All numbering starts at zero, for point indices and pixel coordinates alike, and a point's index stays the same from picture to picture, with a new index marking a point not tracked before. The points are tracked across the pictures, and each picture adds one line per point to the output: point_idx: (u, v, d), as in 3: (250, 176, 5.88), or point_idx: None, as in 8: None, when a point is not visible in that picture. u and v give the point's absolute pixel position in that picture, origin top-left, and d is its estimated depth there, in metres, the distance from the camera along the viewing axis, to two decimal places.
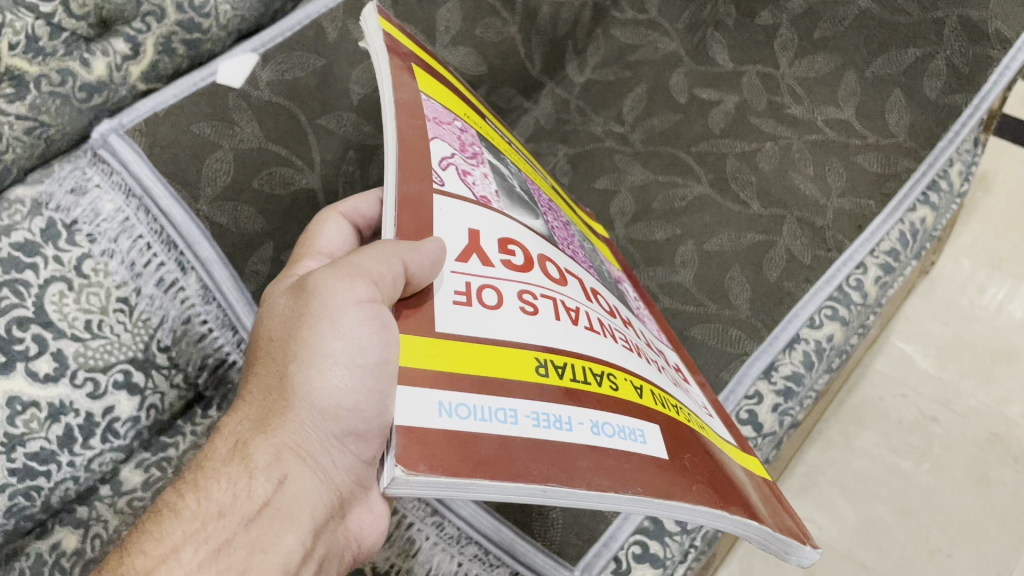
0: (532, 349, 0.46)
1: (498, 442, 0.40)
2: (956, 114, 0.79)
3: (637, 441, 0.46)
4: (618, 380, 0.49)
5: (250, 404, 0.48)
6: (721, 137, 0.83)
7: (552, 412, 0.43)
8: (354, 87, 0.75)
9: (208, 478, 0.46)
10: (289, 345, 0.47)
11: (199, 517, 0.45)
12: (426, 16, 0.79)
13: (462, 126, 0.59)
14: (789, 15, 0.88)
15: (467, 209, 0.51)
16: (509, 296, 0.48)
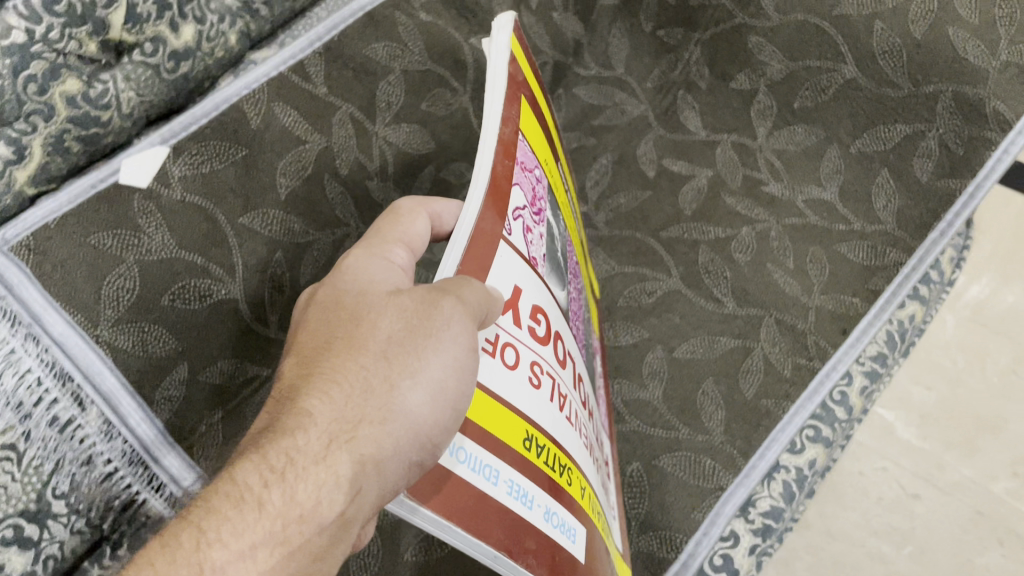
0: (533, 429, 0.49)
1: (476, 493, 0.44)
2: (951, 200, 0.72)
3: (568, 539, 0.50)
4: (575, 475, 0.53)
5: (343, 391, 0.42)
6: (693, 221, 0.76)
7: (525, 487, 0.47)
8: (282, 179, 0.66)
9: (295, 470, 0.39)
10: (406, 355, 0.44)
11: (278, 515, 0.38)
12: (364, 91, 0.70)
13: (539, 176, 0.60)
14: (768, 79, 0.79)
15: (521, 266, 0.53)
16: (524, 362, 0.51)
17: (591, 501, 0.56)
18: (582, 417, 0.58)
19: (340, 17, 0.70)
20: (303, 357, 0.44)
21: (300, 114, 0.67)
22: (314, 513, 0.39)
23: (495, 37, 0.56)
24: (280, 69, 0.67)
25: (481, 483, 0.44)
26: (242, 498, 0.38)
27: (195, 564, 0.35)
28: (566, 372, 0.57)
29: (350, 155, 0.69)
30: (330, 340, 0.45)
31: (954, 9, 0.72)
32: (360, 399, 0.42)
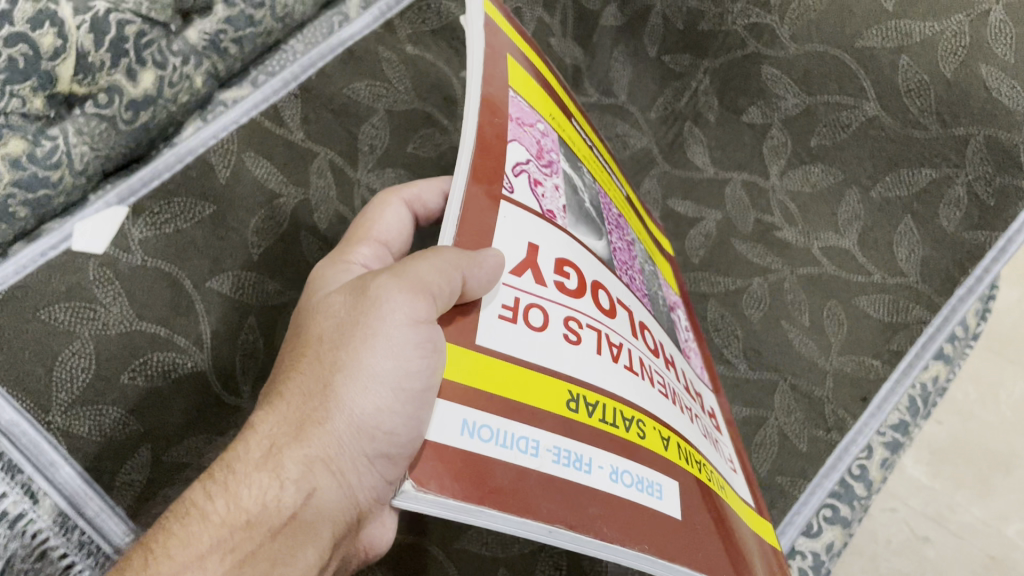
0: (574, 386, 0.42)
1: (510, 468, 0.37)
2: (978, 253, 0.67)
3: (657, 499, 0.43)
4: (648, 430, 0.45)
5: (286, 399, 0.43)
6: (701, 270, 0.71)
7: (575, 450, 0.40)
8: (253, 237, 0.60)
9: (235, 479, 0.41)
10: (339, 351, 0.43)
11: (223, 526, 0.40)
12: (346, 133, 0.64)
13: (550, 131, 0.53)
14: (784, 113, 0.73)
15: (534, 222, 0.46)
16: (555, 319, 0.44)
17: (699, 461, 0.49)
18: (667, 377, 0.52)
19: (318, 54, 0.65)
20: (272, 374, 0.46)
21: (275, 164, 0.61)
22: (266, 519, 0.40)
23: (468, 10, 0.52)
24: (251, 114, 0.62)
25: (517, 458, 0.38)
26: (189, 513, 0.40)
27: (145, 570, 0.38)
28: (618, 320, 0.49)
29: (331, 206, 0.62)
30: (293, 349, 0.46)
31: (988, 46, 0.68)
32: (303, 401, 0.42)
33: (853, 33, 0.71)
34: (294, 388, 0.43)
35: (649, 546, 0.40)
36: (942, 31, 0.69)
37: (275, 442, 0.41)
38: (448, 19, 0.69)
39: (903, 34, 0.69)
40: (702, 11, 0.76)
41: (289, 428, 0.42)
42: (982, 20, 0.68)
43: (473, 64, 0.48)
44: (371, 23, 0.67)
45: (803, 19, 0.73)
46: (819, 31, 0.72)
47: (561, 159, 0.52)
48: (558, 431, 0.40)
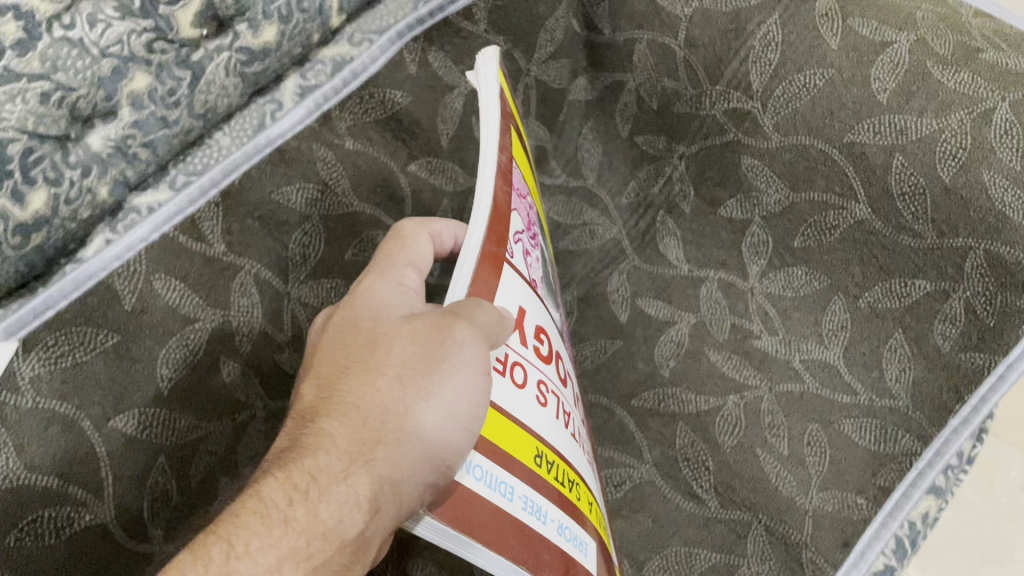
0: (543, 446, 0.49)
1: (495, 510, 0.45)
2: (978, 378, 0.60)
3: (582, 554, 0.50)
4: (580, 492, 0.53)
5: (359, 414, 0.44)
6: (671, 385, 0.65)
7: (538, 502, 0.47)
8: (163, 368, 0.53)
9: (320, 488, 0.41)
10: (420, 377, 0.45)
11: (304, 532, 0.40)
12: (274, 243, 0.57)
13: (531, 203, 0.59)
14: (764, 210, 0.67)
15: (524, 288, 0.53)
16: (530, 381, 0.51)
17: (600, 516, 0.56)
18: (585, 436, 0.58)
19: (243, 155, 0.57)
20: (317, 389, 0.46)
21: (189, 284, 0.54)
22: (337, 534, 0.41)
23: (482, 66, 0.53)
24: (163, 229, 0.54)
25: (500, 501, 0.45)
26: (268, 513, 0.40)
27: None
28: (566, 393, 0.56)
29: (254, 326, 0.57)
30: (350, 364, 0.47)
31: (992, 148, 0.59)
32: (374, 426, 0.44)
33: (843, 127, 0.63)
34: (364, 404, 0.44)
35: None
36: (940, 130, 0.60)
37: (354, 455, 0.43)
38: (393, 107, 0.62)
39: (894, 131, 0.62)
40: (677, 90, 0.69)
41: (363, 442, 0.43)
42: (985, 118, 0.60)
43: (491, 119, 0.52)
44: (307, 115, 0.59)
45: (783, 108, 0.65)
46: (804, 123, 0.64)
47: (539, 234, 0.60)
48: (528, 479, 0.47)
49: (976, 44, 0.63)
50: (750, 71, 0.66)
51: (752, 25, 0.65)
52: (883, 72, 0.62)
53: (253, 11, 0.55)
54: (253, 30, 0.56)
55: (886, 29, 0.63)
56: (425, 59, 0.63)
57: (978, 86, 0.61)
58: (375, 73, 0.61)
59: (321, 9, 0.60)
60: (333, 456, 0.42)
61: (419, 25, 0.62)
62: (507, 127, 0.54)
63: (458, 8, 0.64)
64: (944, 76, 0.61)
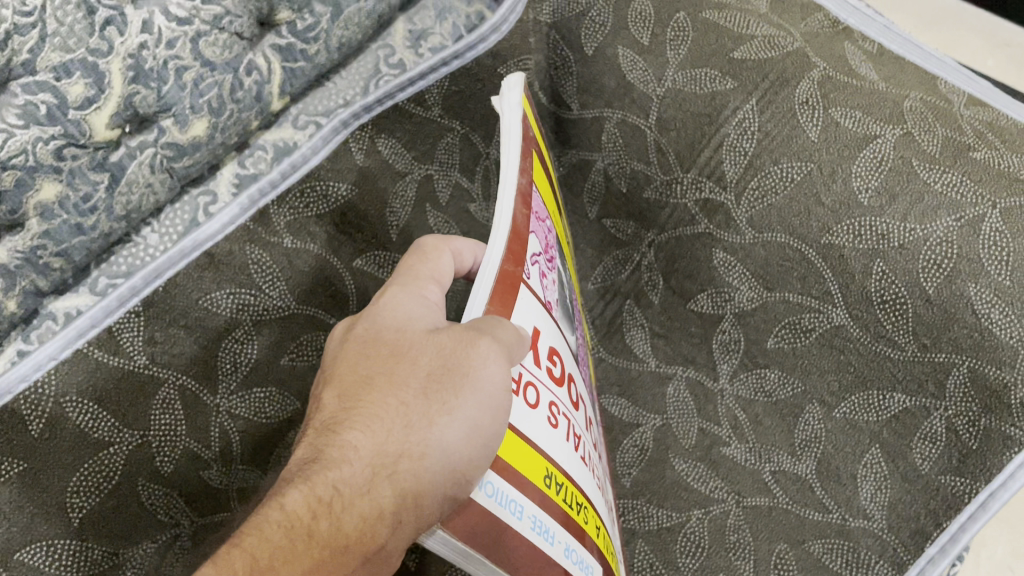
0: (554, 468, 0.44)
1: (502, 528, 0.41)
2: (958, 505, 0.56)
3: None
4: (592, 518, 0.47)
5: (384, 423, 0.40)
6: (632, 498, 0.61)
7: (548, 524, 0.43)
8: (72, 497, 0.50)
9: (343, 501, 0.38)
10: (444, 390, 0.41)
11: (327, 546, 0.37)
12: (200, 352, 0.53)
13: (550, 224, 0.53)
14: (736, 306, 0.63)
15: (541, 309, 0.47)
16: (545, 403, 0.46)
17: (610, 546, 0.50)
18: (597, 460, 0.53)
19: (167, 260, 0.53)
20: (334, 401, 0.42)
21: (103, 405, 0.51)
22: (359, 549, 0.38)
23: (505, 93, 0.49)
24: (76, 344, 0.51)
25: (508, 522, 0.41)
26: (291, 528, 0.37)
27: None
28: (580, 411, 0.50)
29: (176, 445, 0.53)
30: (372, 375, 0.42)
31: (979, 260, 0.55)
32: (398, 440, 0.40)
33: (820, 226, 0.59)
34: (388, 412, 0.41)
35: None
36: (924, 237, 0.56)
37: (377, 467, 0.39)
38: (337, 202, 0.58)
39: (876, 234, 0.57)
40: (647, 174, 0.65)
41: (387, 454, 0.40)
42: (974, 226, 0.56)
43: (511, 142, 0.47)
44: (241, 214, 0.55)
45: (757, 202, 0.61)
46: (780, 218, 0.60)
47: (559, 256, 0.53)
48: (538, 500, 0.43)
49: (966, 140, 0.58)
50: (723, 159, 0.62)
51: (729, 110, 0.62)
52: (865, 170, 0.58)
53: (179, 107, 0.51)
54: (180, 124, 0.51)
55: (869, 122, 0.59)
56: (373, 146, 0.59)
57: (967, 190, 0.57)
58: (316, 165, 0.57)
59: (259, 96, 0.55)
60: (358, 471, 0.39)
61: (366, 113, 0.59)
62: (530, 149, 0.50)
63: (410, 94, 0.60)
64: (930, 178, 0.57)
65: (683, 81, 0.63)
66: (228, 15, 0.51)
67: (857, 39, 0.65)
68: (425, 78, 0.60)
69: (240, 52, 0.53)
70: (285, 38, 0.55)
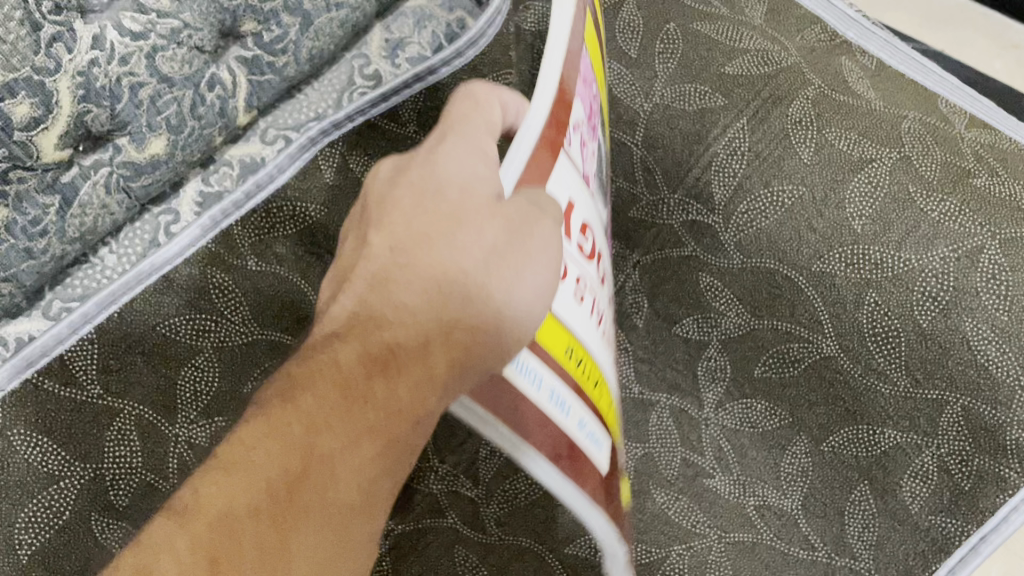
0: (577, 343, 0.40)
1: (520, 396, 0.36)
2: (948, 548, 0.54)
3: (596, 450, 0.40)
4: (602, 394, 0.43)
5: (436, 287, 0.35)
6: None
7: (569, 400, 0.38)
8: (22, 534, 0.48)
9: (390, 376, 0.33)
10: (499, 255, 0.35)
11: (375, 424, 0.33)
12: (159, 380, 0.51)
13: (596, 93, 0.47)
14: (722, 333, 0.60)
15: (579, 183, 0.42)
16: (571, 258, 0.41)
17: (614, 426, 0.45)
18: (609, 326, 0.48)
19: (123, 285, 0.50)
20: (403, 230, 0.35)
21: (52, 438, 0.49)
22: (406, 420, 0.33)
23: None
24: (24, 374, 0.49)
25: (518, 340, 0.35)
26: (310, 425, 0.32)
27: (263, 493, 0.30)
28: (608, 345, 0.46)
29: (132, 478, 0.50)
30: (443, 166, 0.36)
31: (977, 293, 0.53)
32: (460, 310, 0.35)
33: (812, 253, 0.56)
34: (439, 265, 0.35)
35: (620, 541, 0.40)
36: (921, 267, 0.54)
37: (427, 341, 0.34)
38: (306, 221, 0.55)
39: (869, 263, 0.55)
40: (632, 193, 0.62)
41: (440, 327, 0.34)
42: (972, 258, 0.54)
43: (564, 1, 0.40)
44: (202, 235, 0.53)
45: (746, 227, 0.58)
46: (770, 244, 0.57)
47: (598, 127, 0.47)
48: (559, 373, 0.38)
49: (965, 165, 0.56)
50: (711, 181, 0.58)
51: (718, 127, 0.58)
52: (859, 195, 0.56)
53: (135, 125, 0.48)
54: (137, 143, 0.49)
55: (866, 144, 0.57)
56: (344, 164, 0.56)
57: (967, 220, 0.54)
58: (283, 184, 0.55)
59: (223, 112, 0.52)
60: (404, 372, 0.33)
61: (335, 130, 0.56)
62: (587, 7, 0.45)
63: (382, 110, 0.57)
64: (927, 205, 0.55)
65: (671, 95, 0.60)
66: (187, 29, 0.48)
67: (855, 53, 0.63)
68: (397, 95, 0.57)
69: (201, 66, 0.50)
70: (252, 51, 0.52)
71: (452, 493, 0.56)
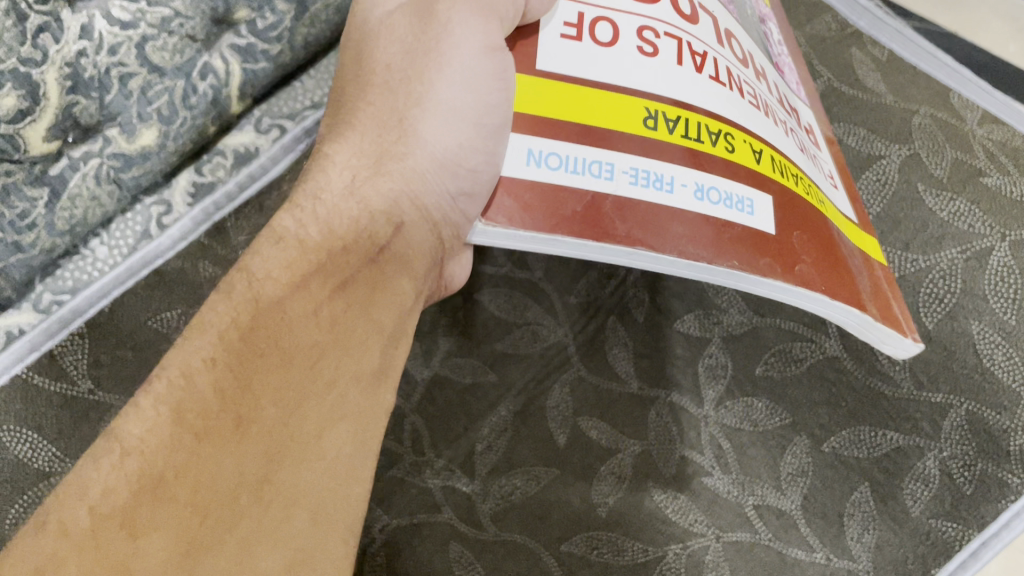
0: (654, 102, 0.41)
1: (585, 194, 0.38)
2: (948, 552, 0.52)
3: (746, 214, 0.40)
4: (734, 141, 0.41)
5: (359, 126, 0.40)
6: (608, 528, 0.53)
7: (653, 169, 0.39)
8: (8, 530, 0.45)
9: (325, 207, 0.38)
10: (411, 81, 0.40)
11: (318, 253, 0.37)
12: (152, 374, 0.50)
13: None
14: (725, 329, 0.59)
15: None
16: (628, 31, 0.42)
17: (806, 184, 0.44)
18: (779, 111, 0.46)
19: (113, 279, 0.50)
20: (376, 111, 0.40)
21: (42, 434, 0.48)
22: (358, 252, 0.38)
23: None
24: (13, 369, 0.48)
25: (588, 183, 0.38)
26: (231, 295, 0.35)
27: (205, 343, 0.34)
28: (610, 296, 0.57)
29: None
30: (407, 62, 0.40)
31: (984, 297, 0.54)
32: (402, 160, 0.39)
33: None
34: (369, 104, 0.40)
35: (738, 259, 0.39)
36: (928, 269, 0.54)
37: (357, 174, 0.39)
38: None
39: None
40: None
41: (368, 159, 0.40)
42: (981, 260, 0.54)
43: None
44: (194, 228, 0.53)
45: None
46: None
47: None
48: (632, 154, 0.39)
49: (977, 164, 0.56)
50: None
51: None
52: (868, 192, 0.56)
53: (125, 116, 0.47)
54: (127, 134, 0.47)
55: (875, 140, 0.57)
56: None
57: (976, 220, 0.55)
58: (276, 177, 0.54)
59: (216, 100, 0.51)
60: (350, 246, 0.38)
61: None
62: None
63: None
64: (936, 205, 0.55)
65: None
66: (177, 18, 0.46)
67: (866, 44, 0.61)
68: None
69: (193, 55, 0.48)
70: (245, 38, 0.50)
71: (447, 488, 0.55)
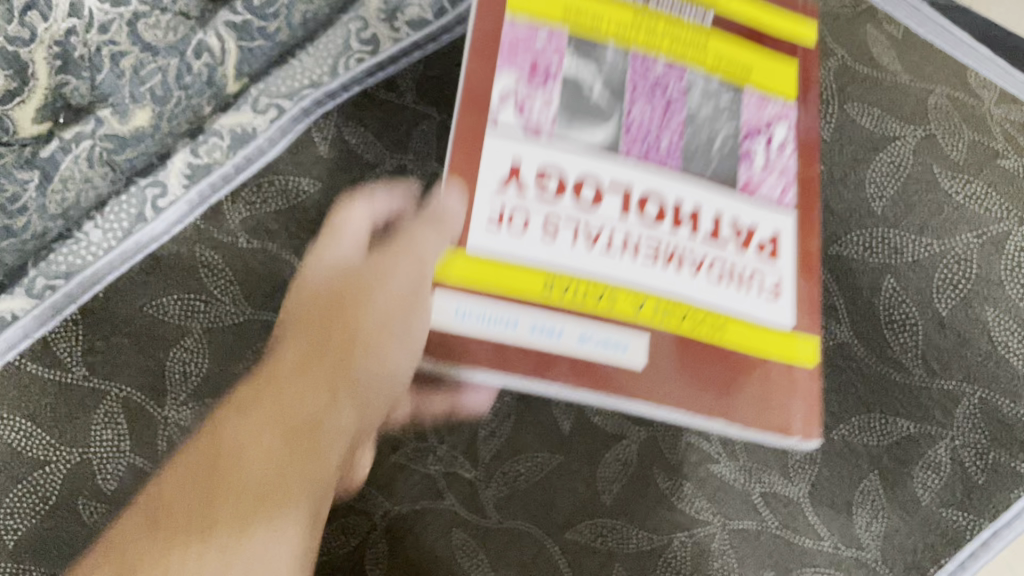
0: (562, 274, 0.41)
1: (494, 344, 0.42)
2: (958, 541, 0.51)
3: (621, 351, 0.43)
4: (609, 295, 0.42)
5: (299, 331, 0.45)
6: (612, 516, 0.52)
7: (559, 320, 0.42)
8: (7, 518, 0.47)
9: (277, 380, 0.43)
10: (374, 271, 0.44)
11: (291, 370, 0.43)
12: (147, 361, 0.49)
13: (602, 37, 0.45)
14: None
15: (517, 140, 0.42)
16: (538, 211, 0.42)
17: (720, 331, 0.43)
18: (728, 228, 0.43)
19: (107, 264, 0.50)
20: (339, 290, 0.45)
21: (36, 423, 0.48)
22: (338, 355, 0.43)
23: None
24: (7, 354, 0.48)
25: (500, 337, 0.42)
26: (232, 405, 0.43)
27: (209, 438, 0.41)
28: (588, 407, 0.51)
29: (120, 462, 0.48)
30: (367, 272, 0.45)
31: (1000, 283, 0.53)
32: (344, 330, 0.44)
33: (827, 235, 0.54)
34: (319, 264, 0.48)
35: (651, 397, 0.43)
36: (943, 253, 0.53)
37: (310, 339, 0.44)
38: (299, 197, 0.52)
39: (889, 248, 0.53)
40: None
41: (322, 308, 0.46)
42: (998, 245, 0.53)
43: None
44: (190, 211, 0.51)
45: None
46: None
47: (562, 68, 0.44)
48: (537, 306, 0.42)
49: (993, 146, 0.54)
50: None
51: None
52: (881, 175, 0.54)
53: (118, 96, 0.46)
54: (120, 115, 0.47)
55: (890, 121, 0.55)
56: (340, 136, 0.53)
57: (993, 203, 0.54)
58: (273, 159, 0.52)
59: (210, 81, 0.49)
60: (324, 341, 0.44)
61: (330, 100, 0.54)
62: None
63: (380, 80, 0.55)
64: (953, 187, 0.54)
65: None
66: None
67: (881, 22, 0.57)
68: (394, 63, 0.55)
69: (187, 33, 0.47)
70: (240, 15, 0.48)
71: (450, 474, 0.52)
